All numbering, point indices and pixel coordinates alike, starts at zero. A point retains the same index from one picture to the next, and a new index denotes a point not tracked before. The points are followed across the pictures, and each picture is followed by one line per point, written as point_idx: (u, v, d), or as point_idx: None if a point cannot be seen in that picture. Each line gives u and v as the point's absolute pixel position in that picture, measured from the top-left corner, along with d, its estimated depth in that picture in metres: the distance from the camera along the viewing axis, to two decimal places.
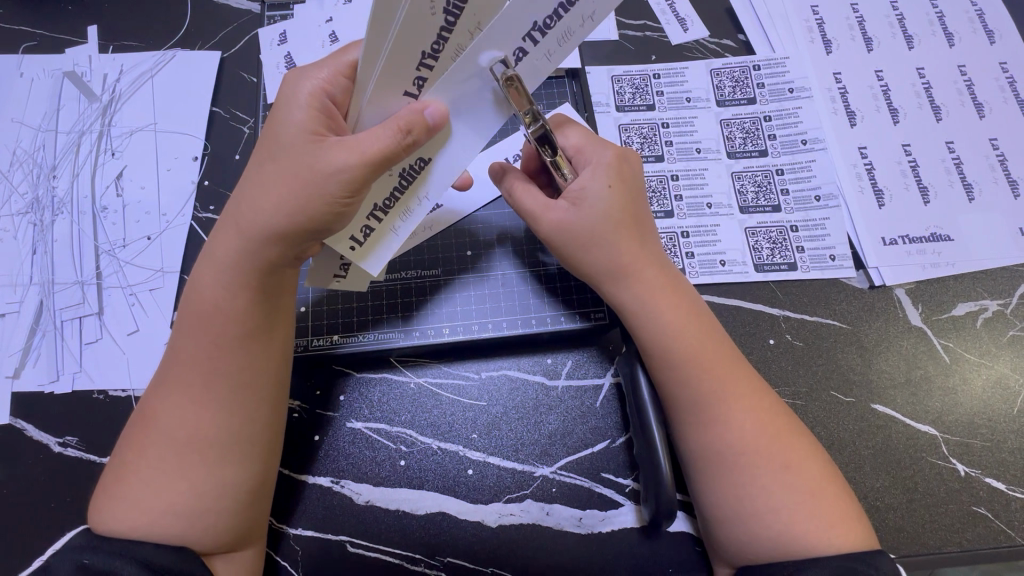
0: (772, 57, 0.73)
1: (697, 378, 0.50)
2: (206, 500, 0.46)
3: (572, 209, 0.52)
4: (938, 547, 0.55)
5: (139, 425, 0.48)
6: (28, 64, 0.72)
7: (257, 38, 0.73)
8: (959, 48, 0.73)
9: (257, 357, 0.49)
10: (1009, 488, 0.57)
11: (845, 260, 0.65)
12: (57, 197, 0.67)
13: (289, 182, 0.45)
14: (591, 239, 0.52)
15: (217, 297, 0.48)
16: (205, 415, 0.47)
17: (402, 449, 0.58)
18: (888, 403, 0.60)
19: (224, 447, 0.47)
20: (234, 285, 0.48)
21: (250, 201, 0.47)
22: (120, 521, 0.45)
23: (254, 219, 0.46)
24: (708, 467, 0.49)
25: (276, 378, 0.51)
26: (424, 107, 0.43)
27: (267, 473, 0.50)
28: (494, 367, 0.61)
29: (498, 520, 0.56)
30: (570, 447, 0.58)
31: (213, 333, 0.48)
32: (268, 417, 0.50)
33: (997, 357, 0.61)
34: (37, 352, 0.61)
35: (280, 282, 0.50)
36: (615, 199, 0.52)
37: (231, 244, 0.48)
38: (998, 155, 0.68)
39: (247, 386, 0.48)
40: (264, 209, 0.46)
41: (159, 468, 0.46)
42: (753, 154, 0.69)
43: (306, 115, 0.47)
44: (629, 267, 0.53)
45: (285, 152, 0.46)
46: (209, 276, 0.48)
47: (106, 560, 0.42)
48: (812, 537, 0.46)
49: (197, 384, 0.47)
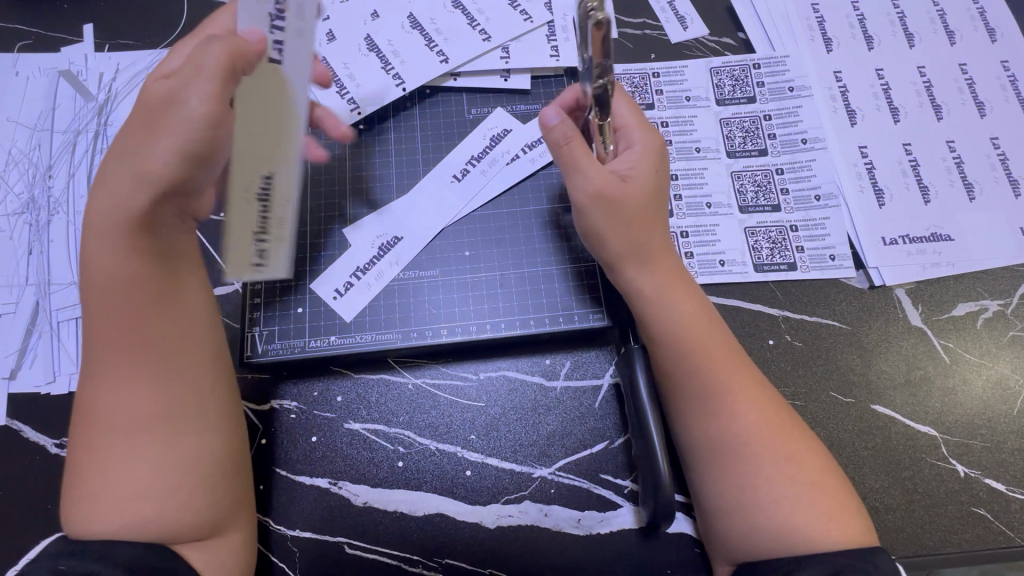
0: (772, 55, 0.72)
1: (703, 364, 0.51)
2: (169, 474, 0.45)
3: (621, 185, 0.53)
4: (938, 548, 0.55)
5: (80, 421, 0.47)
6: (24, 63, 0.71)
7: None
8: (961, 46, 0.73)
9: (175, 314, 0.49)
10: (1009, 489, 0.57)
11: (844, 260, 0.64)
12: (53, 197, 0.66)
13: (159, 130, 0.44)
14: (633, 216, 0.54)
15: (115, 266, 0.46)
16: (138, 386, 0.46)
17: (400, 450, 0.58)
18: (888, 404, 0.60)
19: (169, 414, 0.47)
20: (128, 247, 0.46)
21: (139, 166, 0.44)
22: (88, 518, 0.44)
23: (146, 178, 0.44)
24: (710, 460, 0.49)
25: (202, 334, 0.51)
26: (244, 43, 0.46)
27: (224, 442, 0.50)
28: (493, 368, 0.61)
29: (496, 521, 0.56)
30: (569, 448, 0.58)
31: (121, 302, 0.47)
32: (201, 378, 0.49)
33: (997, 358, 0.61)
34: (33, 353, 0.61)
35: (168, 240, 0.49)
36: (656, 183, 0.55)
37: (111, 206, 0.45)
38: (999, 154, 0.68)
39: (174, 347, 0.48)
40: (160, 169, 0.44)
41: (109, 453, 0.45)
42: (752, 153, 0.69)
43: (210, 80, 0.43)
44: (647, 251, 0.54)
45: (149, 111, 0.45)
46: (95, 249, 0.47)
47: (95, 564, 0.41)
48: (816, 530, 0.45)
49: (121, 357, 0.46)
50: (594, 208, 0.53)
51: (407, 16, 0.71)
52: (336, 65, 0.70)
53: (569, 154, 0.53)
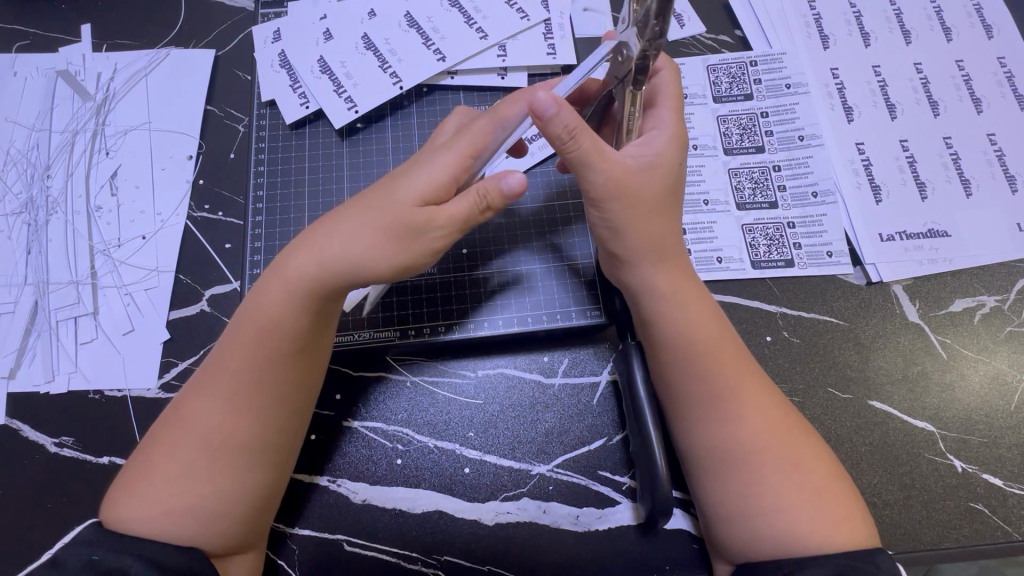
0: (769, 53, 0.73)
1: (712, 370, 0.51)
2: (228, 506, 0.46)
3: (641, 175, 0.51)
4: (935, 544, 0.55)
5: (172, 421, 0.48)
6: (21, 64, 0.71)
7: (251, 36, 0.73)
8: (957, 43, 0.73)
9: (302, 375, 0.49)
10: (1007, 484, 0.57)
11: (842, 256, 0.64)
12: (51, 197, 0.66)
13: (382, 228, 0.46)
14: (654, 210, 0.51)
15: (278, 315, 0.48)
16: (241, 421, 0.47)
17: (399, 447, 0.58)
18: (885, 400, 0.60)
19: (253, 455, 0.47)
20: (301, 308, 0.48)
21: (343, 240, 0.47)
22: (141, 515, 0.45)
23: (340, 257, 0.47)
24: (714, 465, 0.49)
25: (313, 390, 0.51)
26: (503, 176, 0.47)
27: (282, 483, 0.50)
28: (491, 365, 0.61)
29: (495, 518, 0.56)
30: (568, 445, 0.58)
31: (262, 346, 0.48)
32: (295, 429, 0.50)
33: (995, 353, 0.61)
34: (32, 352, 0.61)
35: (337, 311, 0.51)
36: (677, 176, 0.53)
37: (307, 268, 0.47)
38: (996, 150, 0.68)
39: (288, 400, 0.49)
40: (354, 250, 0.46)
41: (185, 466, 0.46)
42: (749, 150, 0.69)
43: (427, 183, 0.47)
44: (663, 248, 0.52)
45: (387, 206, 0.47)
46: (274, 293, 0.48)
47: (113, 557, 0.42)
48: (819, 535, 0.46)
49: (237, 391, 0.47)
50: (614, 199, 0.50)
51: (404, 15, 0.71)
52: (334, 64, 0.70)
53: (575, 150, 0.48)
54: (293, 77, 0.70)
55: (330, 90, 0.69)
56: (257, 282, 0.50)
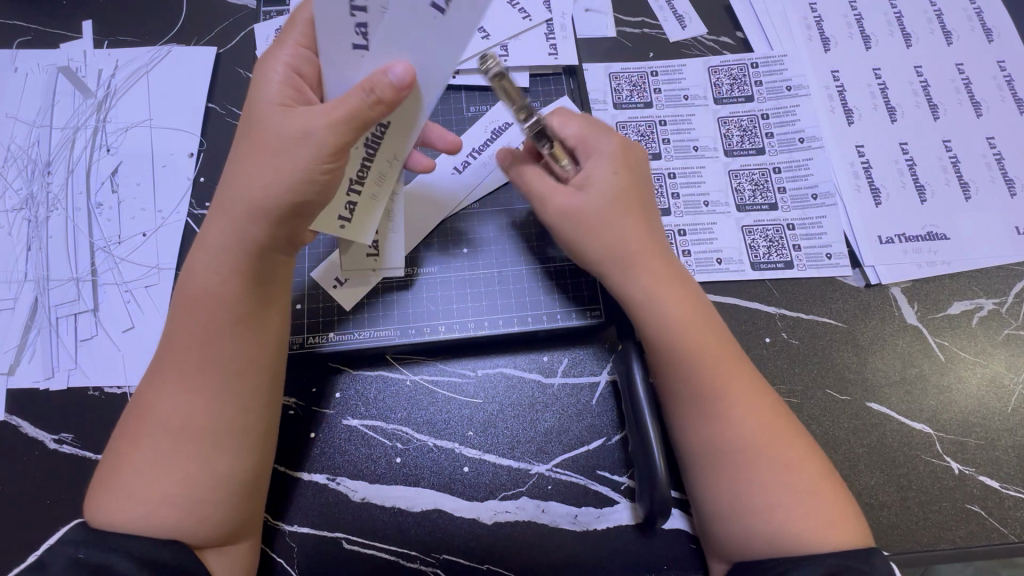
0: (770, 55, 0.73)
1: (699, 370, 0.50)
2: (200, 492, 0.46)
3: (581, 197, 0.54)
4: (932, 545, 0.55)
5: (133, 416, 0.48)
6: (22, 60, 0.71)
7: (254, 34, 0.73)
8: (957, 46, 0.73)
9: (253, 343, 0.49)
10: (1003, 485, 0.57)
11: (841, 258, 0.65)
12: (52, 193, 0.66)
13: (282, 161, 0.46)
14: (594, 228, 0.54)
15: (211, 285, 0.48)
16: (198, 402, 0.47)
17: (398, 446, 0.58)
18: (883, 402, 0.60)
19: (218, 435, 0.47)
20: (228, 267, 0.48)
21: (241, 181, 0.47)
22: (115, 510, 0.44)
23: (252, 200, 0.47)
24: (710, 465, 0.49)
25: (270, 362, 0.51)
26: (391, 67, 0.45)
27: (260, 468, 0.50)
28: (491, 364, 0.61)
29: (493, 517, 0.56)
30: (567, 445, 0.58)
31: (201, 318, 0.48)
32: (255, 406, 0.49)
33: (992, 356, 0.62)
34: (32, 348, 0.61)
35: (274, 267, 0.51)
36: (626, 184, 0.55)
37: (226, 227, 0.48)
38: (995, 153, 0.68)
39: (244, 374, 0.49)
40: (258, 188, 0.46)
41: (153, 457, 0.46)
42: (749, 152, 0.69)
43: (278, 90, 0.49)
44: (620, 253, 0.53)
45: (256, 122, 0.48)
46: (201, 264, 0.49)
47: (103, 555, 0.42)
48: (806, 535, 0.46)
49: (189, 370, 0.47)
50: (563, 228, 0.55)
51: None
52: None
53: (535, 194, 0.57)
54: None
55: None
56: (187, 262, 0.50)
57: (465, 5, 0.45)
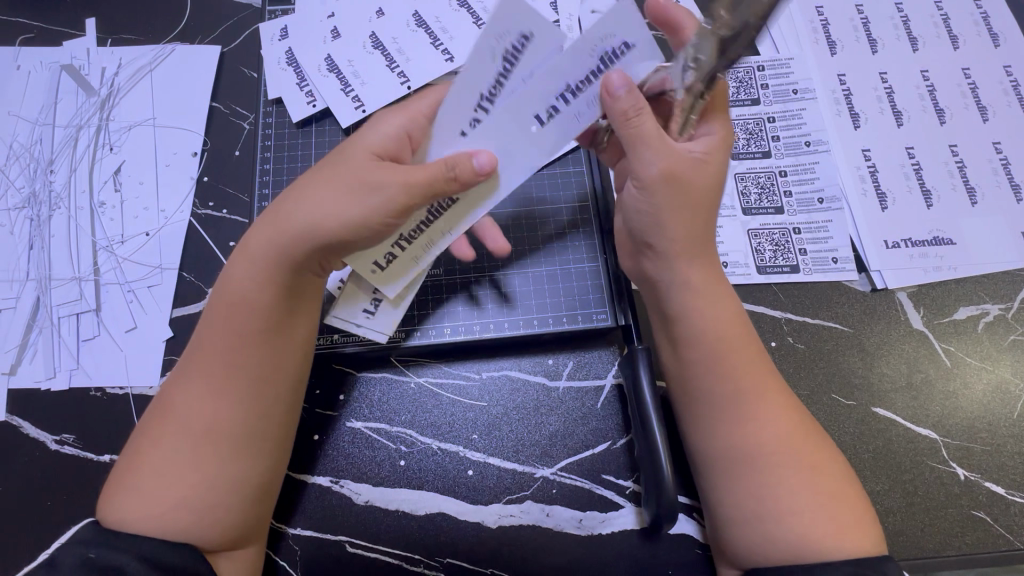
0: (777, 58, 0.73)
1: (736, 370, 0.50)
2: (216, 494, 0.45)
3: (695, 169, 0.50)
4: (938, 551, 0.55)
5: (154, 416, 0.48)
6: (25, 57, 0.71)
7: (258, 33, 0.72)
8: (964, 50, 0.73)
9: (282, 354, 0.50)
10: (1008, 492, 0.57)
11: (847, 263, 0.64)
12: (54, 192, 0.66)
13: (349, 200, 0.47)
14: (693, 206, 0.50)
15: (248, 293, 0.49)
16: (223, 405, 0.47)
17: (402, 449, 0.58)
18: (889, 407, 0.60)
19: (238, 439, 0.47)
20: (267, 280, 0.49)
21: (302, 207, 0.48)
22: (130, 510, 0.44)
23: (308, 230, 0.48)
24: (737, 467, 0.49)
25: (297, 375, 0.51)
26: (475, 154, 0.47)
27: (274, 471, 0.50)
28: (495, 367, 0.61)
29: (498, 521, 0.56)
30: (571, 448, 0.58)
31: (236, 325, 0.48)
32: (277, 415, 0.49)
33: (997, 362, 0.61)
34: (33, 348, 0.61)
35: (307, 286, 0.51)
36: (723, 172, 0.52)
37: (272, 244, 0.49)
38: (1002, 159, 0.68)
39: (271, 381, 0.49)
40: (318, 220, 0.48)
41: (170, 458, 0.45)
42: (755, 155, 0.69)
43: (380, 141, 0.50)
44: (698, 243, 0.52)
45: (343, 163, 0.50)
46: (242, 273, 0.49)
47: (113, 555, 0.41)
48: (834, 540, 0.45)
49: (218, 374, 0.47)
50: (660, 186, 0.49)
51: (413, 14, 0.71)
52: (341, 63, 0.70)
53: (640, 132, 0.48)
54: (299, 76, 0.70)
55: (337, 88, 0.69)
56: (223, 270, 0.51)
57: (565, 129, 0.47)
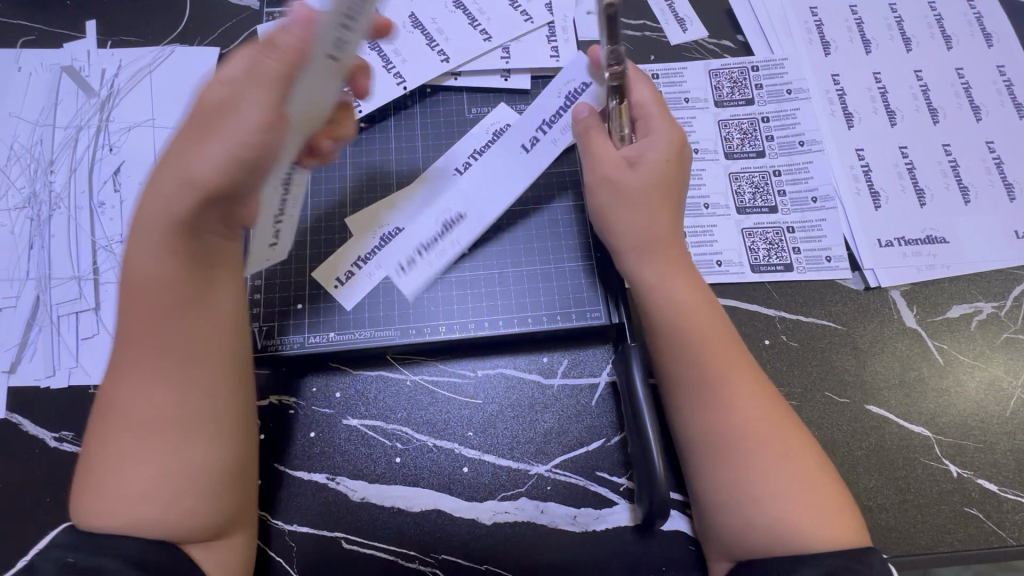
0: (771, 59, 0.73)
1: (701, 358, 0.51)
2: (172, 483, 0.45)
3: (627, 169, 0.55)
4: (931, 548, 0.55)
5: (101, 414, 0.47)
6: (26, 59, 0.72)
7: (257, 35, 0.73)
8: (958, 50, 0.73)
9: (204, 327, 0.48)
10: (1001, 489, 0.57)
11: (840, 262, 0.65)
12: (54, 192, 0.67)
13: (209, 139, 0.42)
14: (637, 201, 0.55)
15: (150, 272, 0.46)
16: (158, 392, 0.46)
17: (397, 446, 0.58)
18: (882, 405, 0.60)
19: (182, 424, 0.46)
20: (166, 252, 0.45)
21: (173, 163, 0.44)
22: (96, 513, 0.44)
23: (185, 186, 0.43)
24: (708, 457, 0.49)
25: (229, 349, 0.50)
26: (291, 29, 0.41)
27: (234, 456, 0.49)
28: (490, 365, 0.62)
29: (492, 518, 0.56)
30: (566, 446, 0.58)
31: (150, 309, 0.46)
32: (217, 387, 0.48)
33: (990, 360, 0.62)
34: (33, 346, 0.61)
35: (211, 247, 0.48)
36: (671, 167, 0.55)
37: (155, 211, 0.44)
38: (994, 158, 0.68)
39: (201, 357, 0.47)
40: (189, 167, 0.42)
41: (121, 454, 0.45)
42: (749, 155, 0.69)
43: (228, 74, 0.43)
44: (649, 240, 0.54)
45: (201, 107, 0.44)
46: (140, 250, 0.46)
47: (91, 558, 0.42)
48: (806, 524, 0.46)
49: (148, 362, 0.46)
50: (601, 190, 0.56)
51: (409, 15, 0.72)
52: None
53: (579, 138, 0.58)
54: None
55: None
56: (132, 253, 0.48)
57: None
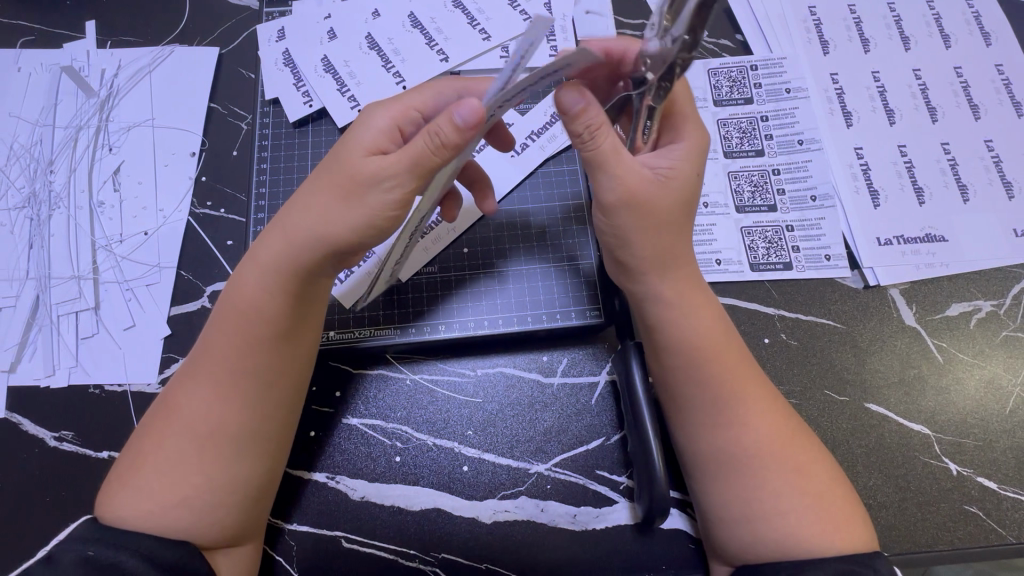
0: (770, 58, 0.73)
1: (718, 376, 0.51)
2: (219, 495, 0.46)
3: (657, 184, 0.49)
4: (931, 546, 0.55)
5: (161, 413, 0.48)
6: (26, 59, 0.72)
7: (256, 34, 0.73)
8: (956, 49, 0.73)
9: (287, 358, 0.50)
10: (1001, 487, 0.57)
11: (840, 260, 0.65)
12: (54, 192, 0.67)
13: (342, 201, 0.47)
14: (661, 221, 0.50)
15: (253, 298, 0.49)
16: (227, 410, 0.47)
17: (397, 445, 0.58)
18: (882, 403, 0.60)
19: (243, 443, 0.48)
20: (273, 286, 0.49)
21: (302, 212, 0.49)
22: (133, 511, 0.45)
23: (309, 235, 0.48)
24: (719, 470, 0.49)
25: (298, 379, 0.52)
26: (456, 107, 0.42)
27: (274, 474, 0.51)
28: (490, 364, 0.62)
29: (493, 516, 0.56)
30: (566, 445, 0.58)
31: (245, 333, 0.48)
32: (282, 418, 0.50)
33: (989, 357, 0.62)
34: (33, 346, 0.61)
35: (316, 288, 0.51)
36: (692, 186, 0.50)
37: (276, 250, 0.49)
38: (993, 156, 0.68)
39: (276, 384, 0.49)
40: (314, 219, 0.48)
41: (176, 460, 0.46)
42: (749, 154, 0.70)
43: (373, 141, 0.50)
44: (667, 257, 0.51)
45: (340, 164, 0.49)
46: (249, 279, 0.49)
47: (112, 552, 0.42)
48: (817, 540, 0.46)
49: (222, 379, 0.48)
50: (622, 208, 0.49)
51: (408, 16, 0.72)
52: (338, 64, 0.70)
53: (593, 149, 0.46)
54: (297, 76, 0.71)
55: (333, 89, 0.70)
56: (234, 273, 0.51)
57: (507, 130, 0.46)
